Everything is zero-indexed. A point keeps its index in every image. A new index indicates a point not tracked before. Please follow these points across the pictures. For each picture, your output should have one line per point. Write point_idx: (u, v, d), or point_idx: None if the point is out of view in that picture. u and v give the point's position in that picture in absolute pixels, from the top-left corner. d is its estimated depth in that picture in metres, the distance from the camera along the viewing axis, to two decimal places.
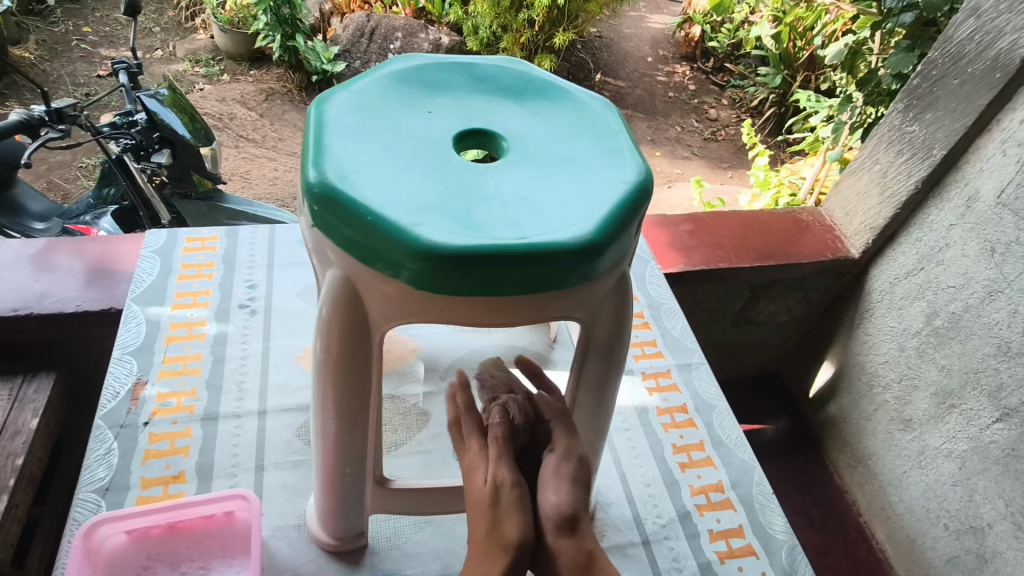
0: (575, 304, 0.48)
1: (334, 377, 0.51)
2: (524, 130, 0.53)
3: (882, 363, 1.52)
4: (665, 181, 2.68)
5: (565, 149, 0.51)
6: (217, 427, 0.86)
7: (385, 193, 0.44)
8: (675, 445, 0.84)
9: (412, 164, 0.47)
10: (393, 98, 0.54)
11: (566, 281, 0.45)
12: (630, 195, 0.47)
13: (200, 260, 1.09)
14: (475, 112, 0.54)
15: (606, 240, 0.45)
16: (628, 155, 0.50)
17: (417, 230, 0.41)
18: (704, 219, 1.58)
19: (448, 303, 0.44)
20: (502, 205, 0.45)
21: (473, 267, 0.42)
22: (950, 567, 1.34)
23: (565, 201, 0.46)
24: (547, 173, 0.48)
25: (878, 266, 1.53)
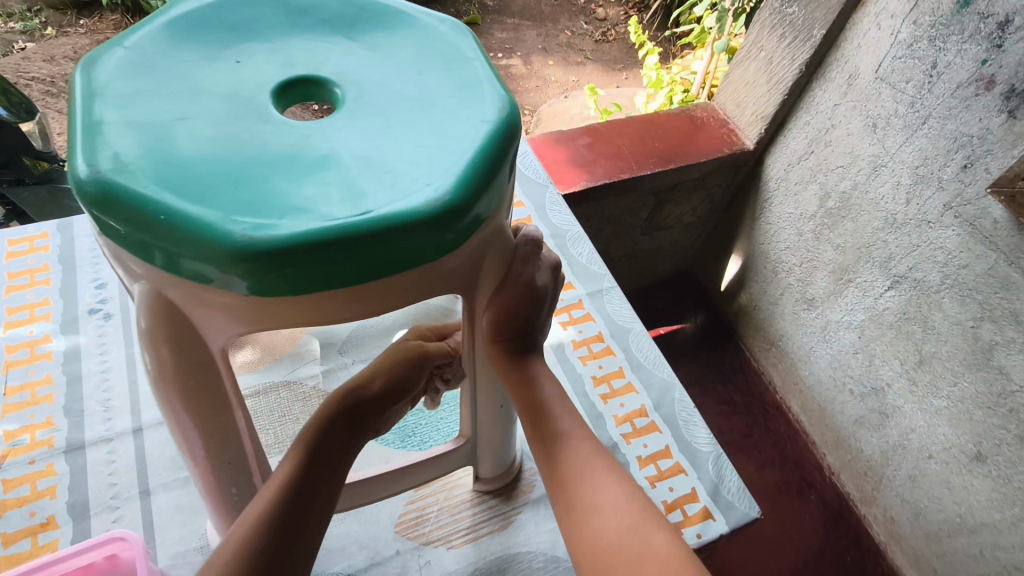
0: (450, 273, 0.42)
1: (181, 402, 0.43)
2: (359, 71, 0.43)
3: (783, 249, 1.58)
4: (561, 91, 2.59)
5: (411, 89, 0.42)
6: (85, 457, 0.76)
7: (180, 180, 0.34)
8: (595, 377, 0.82)
9: (215, 136, 0.38)
10: (188, 50, 0.43)
11: (428, 253, 0.38)
12: (492, 140, 0.40)
13: (31, 265, 0.94)
14: (296, 56, 0.44)
15: (471, 196, 0.38)
16: (485, 86, 0.43)
17: (225, 224, 0.33)
18: (599, 129, 1.51)
19: (297, 302, 0.37)
20: (337, 173, 0.37)
21: (306, 260, 0.34)
22: (858, 426, 1.46)
23: (416, 156, 0.38)
24: (391, 122, 0.40)
25: (771, 154, 1.55)
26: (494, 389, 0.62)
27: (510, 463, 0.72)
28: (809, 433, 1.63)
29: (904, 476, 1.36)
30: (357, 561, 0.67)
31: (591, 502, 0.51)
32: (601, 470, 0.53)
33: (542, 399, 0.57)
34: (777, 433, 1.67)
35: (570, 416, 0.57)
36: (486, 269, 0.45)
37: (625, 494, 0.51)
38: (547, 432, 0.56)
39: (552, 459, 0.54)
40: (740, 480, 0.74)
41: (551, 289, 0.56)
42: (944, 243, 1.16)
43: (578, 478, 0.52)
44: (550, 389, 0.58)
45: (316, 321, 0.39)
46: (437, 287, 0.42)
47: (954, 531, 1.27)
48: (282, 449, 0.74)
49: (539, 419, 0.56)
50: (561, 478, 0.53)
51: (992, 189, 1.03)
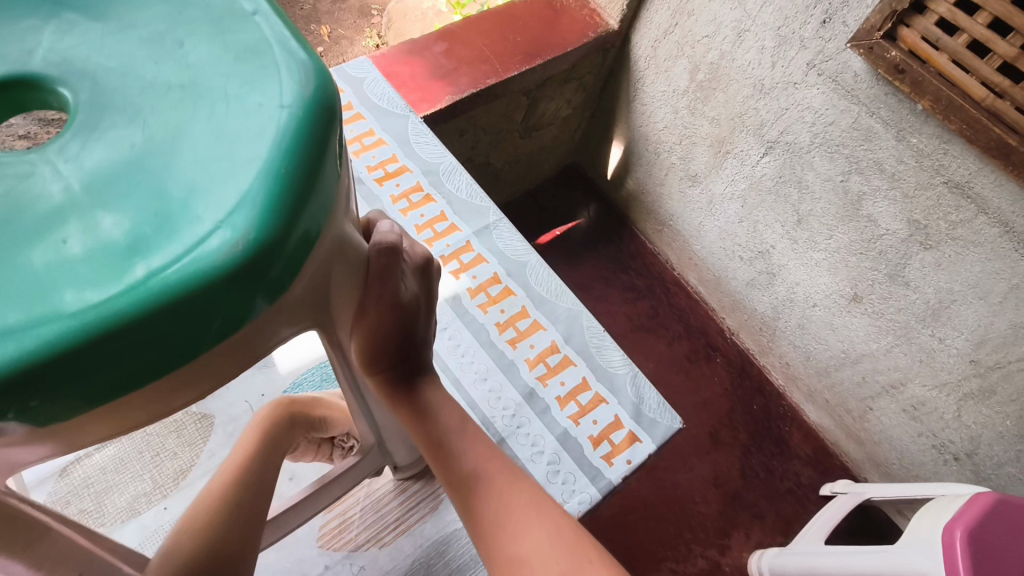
0: (293, 307, 0.33)
1: None
2: (91, 56, 0.31)
3: (661, 130, 1.56)
4: None
5: (170, 73, 0.31)
6: None
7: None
8: (499, 324, 0.77)
9: None
10: None
11: (250, 305, 0.29)
12: (300, 133, 0.30)
13: None
14: None
15: (284, 219, 0.28)
16: (276, 50, 0.32)
17: None
18: (454, 31, 1.36)
19: (86, 416, 0.28)
20: (83, 228, 0.26)
21: (72, 373, 0.25)
22: (750, 288, 1.54)
23: (196, 178, 0.28)
24: (149, 131, 0.29)
25: (637, 31, 1.47)
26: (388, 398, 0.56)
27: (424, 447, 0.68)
28: (708, 302, 1.72)
29: (794, 326, 1.47)
30: None
31: (514, 552, 0.48)
32: (519, 512, 0.50)
33: (440, 432, 0.52)
34: (679, 308, 1.74)
35: (474, 449, 0.53)
36: (339, 299, 0.37)
37: (550, 535, 0.49)
38: (455, 475, 0.51)
39: (466, 506, 0.50)
40: (659, 395, 0.74)
41: (421, 286, 0.50)
42: (810, 102, 1.17)
43: (496, 525, 0.49)
44: (448, 416, 0.53)
45: (127, 425, 0.30)
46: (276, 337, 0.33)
47: (840, 366, 1.40)
48: (166, 494, 0.68)
49: (443, 455, 0.52)
50: (479, 529, 0.49)
51: (851, 44, 1.02)
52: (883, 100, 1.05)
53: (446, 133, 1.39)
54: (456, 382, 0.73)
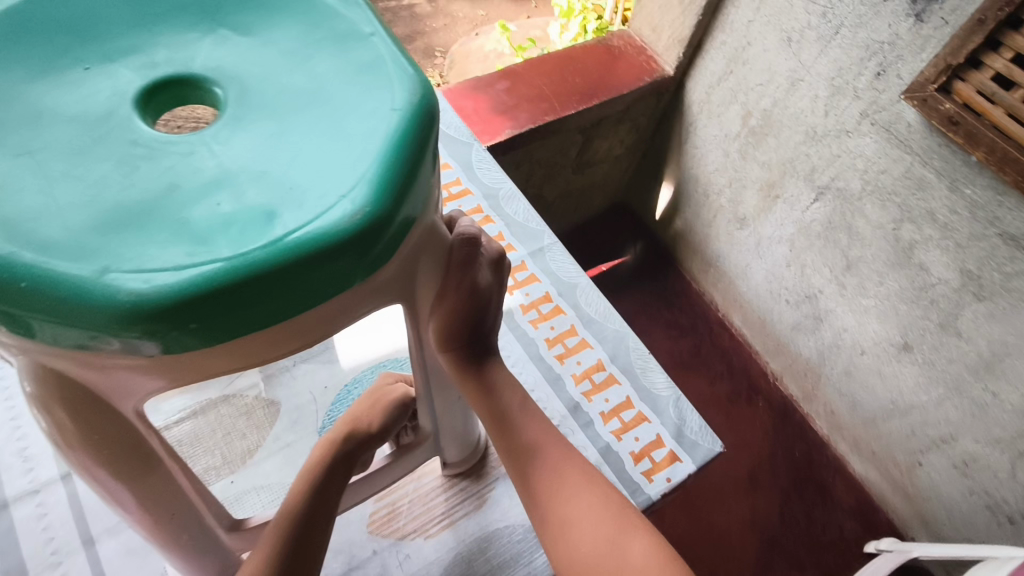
0: (381, 289, 0.38)
1: (99, 471, 0.38)
2: (238, 64, 0.37)
3: (712, 172, 1.59)
4: (470, 28, 2.46)
5: (303, 81, 0.37)
6: (14, 516, 0.64)
7: (35, 237, 0.29)
8: (548, 339, 0.81)
9: (72, 172, 0.31)
10: (15, 62, 0.35)
11: (358, 273, 0.34)
12: (410, 129, 0.35)
13: None
14: (156, 52, 0.37)
15: (392, 202, 0.34)
16: (390, 66, 0.38)
17: (106, 284, 0.28)
18: (517, 71, 1.45)
19: (214, 352, 0.33)
20: (231, 197, 0.32)
21: (215, 311, 0.30)
22: (796, 332, 1.53)
23: (321, 162, 0.33)
24: (285, 125, 0.35)
25: (692, 77, 1.53)
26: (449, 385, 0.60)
27: (475, 444, 0.72)
28: (751, 344, 1.71)
29: (840, 372, 1.45)
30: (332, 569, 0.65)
31: (564, 515, 0.55)
32: (572, 482, 0.57)
33: (504, 406, 0.58)
34: (722, 348, 1.74)
35: (533, 425, 0.59)
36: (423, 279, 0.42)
37: (596, 506, 0.56)
38: (514, 445, 0.58)
39: (525, 473, 0.57)
40: (701, 418, 0.76)
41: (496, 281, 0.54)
42: (863, 150, 1.19)
43: (550, 489, 0.56)
44: (510, 396, 0.59)
45: (236, 367, 0.35)
46: (372, 302, 0.38)
47: (888, 416, 1.37)
48: (233, 469, 0.71)
49: (505, 427, 0.58)
50: (535, 493, 0.57)
51: (905, 94, 1.04)
52: (937, 151, 1.07)
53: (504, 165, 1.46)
54: None
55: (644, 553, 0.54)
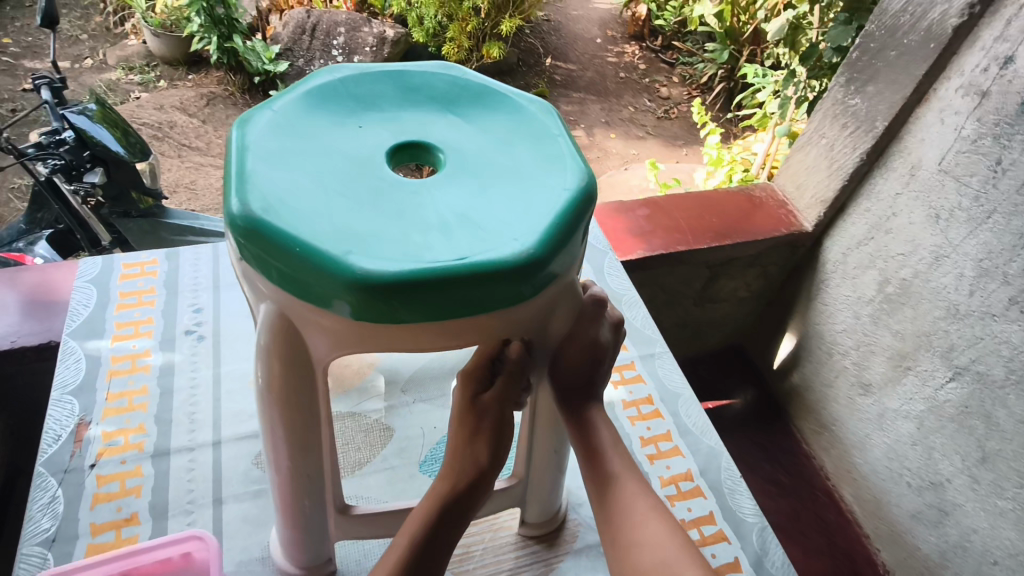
0: (522, 319, 0.47)
1: (278, 414, 0.49)
2: (461, 141, 0.51)
3: (839, 331, 1.56)
4: (622, 164, 2.70)
5: (504, 158, 0.49)
6: (171, 463, 0.74)
7: (313, 222, 0.42)
8: (642, 437, 0.84)
9: (341, 187, 0.45)
10: (320, 116, 0.51)
11: (515, 298, 0.44)
12: (577, 200, 0.46)
13: (140, 286, 0.92)
14: (409, 125, 0.52)
15: (550, 252, 0.43)
16: (569, 160, 0.49)
17: (348, 260, 0.40)
18: (658, 202, 1.58)
19: (395, 331, 0.43)
20: (438, 224, 0.43)
21: (409, 296, 0.41)
22: (915, 522, 1.39)
23: (506, 214, 0.45)
24: (486, 186, 0.47)
25: (831, 237, 1.55)
26: (550, 431, 0.68)
27: (554, 512, 0.76)
28: (862, 526, 1.56)
29: None
30: None
31: (634, 539, 0.57)
32: (645, 510, 0.59)
33: (597, 441, 0.63)
34: (826, 521, 1.60)
35: (619, 458, 0.63)
36: (558, 313, 0.50)
37: (668, 533, 0.56)
38: (599, 473, 0.62)
39: (603, 497, 0.61)
40: (785, 555, 0.74)
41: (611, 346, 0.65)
42: (1009, 337, 1.14)
43: (623, 514, 0.59)
44: (604, 432, 0.64)
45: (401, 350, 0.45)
46: (515, 327, 0.47)
47: None
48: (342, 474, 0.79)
49: (593, 457, 0.63)
50: (610, 517, 0.59)
51: None
52: None
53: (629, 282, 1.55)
54: None
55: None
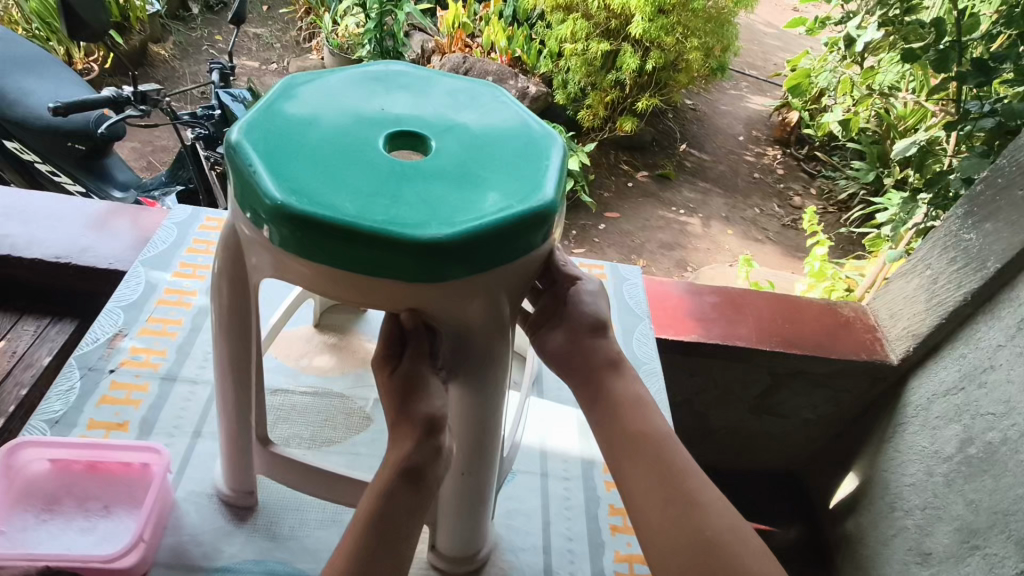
0: (421, 300, 0.55)
1: (223, 321, 0.62)
2: (448, 140, 0.62)
3: (908, 486, 1.34)
4: (725, 259, 2.60)
5: (470, 163, 0.60)
6: (174, 389, 0.80)
7: (283, 159, 0.55)
8: (612, 507, 0.85)
9: (327, 143, 0.58)
10: (359, 96, 0.66)
11: (404, 270, 0.52)
12: (500, 216, 0.54)
13: (212, 238, 1.00)
14: (417, 119, 0.64)
15: (445, 243, 0.51)
16: (519, 184, 0.58)
17: (281, 191, 0.52)
18: (731, 294, 1.52)
19: (304, 266, 0.54)
20: (371, 191, 0.54)
21: (311, 233, 0.51)
22: None
23: (429, 203, 0.54)
24: (437, 178, 0.57)
25: (919, 376, 1.37)
26: (474, 446, 0.68)
27: (474, 551, 0.76)
28: None
29: None
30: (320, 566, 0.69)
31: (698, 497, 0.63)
32: (699, 471, 0.66)
33: (640, 399, 0.72)
34: None
35: (664, 419, 0.70)
36: (473, 310, 0.57)
37: (719, 495, 0.65)
38: (652, 429, 0.68)
39: (662, 453, 0.66)
40: None
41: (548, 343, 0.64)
42: None
43: (682, 471, 0.65)
44: (642, 394, 0.72)
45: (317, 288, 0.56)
46: (428, 305, 0.56)
47: None
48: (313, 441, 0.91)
49: (645, 415, 0.70)
50: (668, 470, 0.65)
51: None
52: None
53: (680, 366, 1.49)
54: (547, 524, 0.83)
55: (764, 550, 0.61)
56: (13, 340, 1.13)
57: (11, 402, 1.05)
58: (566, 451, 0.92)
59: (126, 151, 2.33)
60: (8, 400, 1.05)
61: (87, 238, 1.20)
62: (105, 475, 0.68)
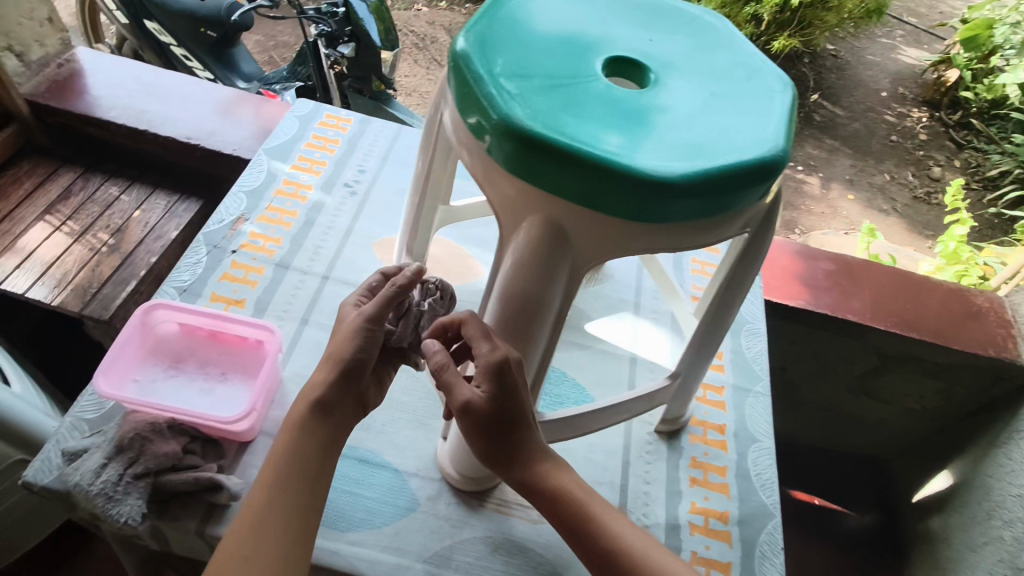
0: (500, 194, 0.49)
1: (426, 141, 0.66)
2: (679, 83, 0.51)
3: (1014, 496, 1.17)
4: (841, 228, 2.40)
5: (668, 110, 0.48)
6: (285, 276, 0.84)
7: (506, 16, 0.53)
8: (694, 458, 0.77)
9: (557, 31, 0.53)
10: (640, 18, 0.57)
11: (502, 156, 0.46)
12: (614, 161, 0.43)
13: (329, 135, 1.01)
14: (668, 56, 0.53)
15: (538, 142, 0.44)
16: (678, 152, 0.45)
17: (469, 32, 0.50)
18: (848, 263, 1.40)
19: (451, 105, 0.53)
20: (536, 75, 0.48)
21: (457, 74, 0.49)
22: None
23: (570, 106, 0.46)
24: (615, 102, 0.48)
25: None
26: (501, 393, 0.58)
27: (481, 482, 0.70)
28: None
29: None
30: (405, 463, 0.72)
31: None
32: None
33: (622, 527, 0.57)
34: None
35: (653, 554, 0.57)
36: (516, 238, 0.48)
37: None
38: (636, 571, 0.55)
39: None
40: None
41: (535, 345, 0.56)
42: None
43: None
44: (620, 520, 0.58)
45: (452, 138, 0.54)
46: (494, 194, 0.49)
47: None
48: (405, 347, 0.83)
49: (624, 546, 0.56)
50: None
51: None
52: None
53: (777, 331, 1.41)
54: (624, 465, 0.76)
55: None
56: (147, 211, 1.22)
57: (142, 268, 1.14)
58: (656, 365, 0.85)
59: (250, 44, 2.40)
60: (139, 267, 1.14)
61: (214, 122, 1.25)
62: (225, 346, 0.73)
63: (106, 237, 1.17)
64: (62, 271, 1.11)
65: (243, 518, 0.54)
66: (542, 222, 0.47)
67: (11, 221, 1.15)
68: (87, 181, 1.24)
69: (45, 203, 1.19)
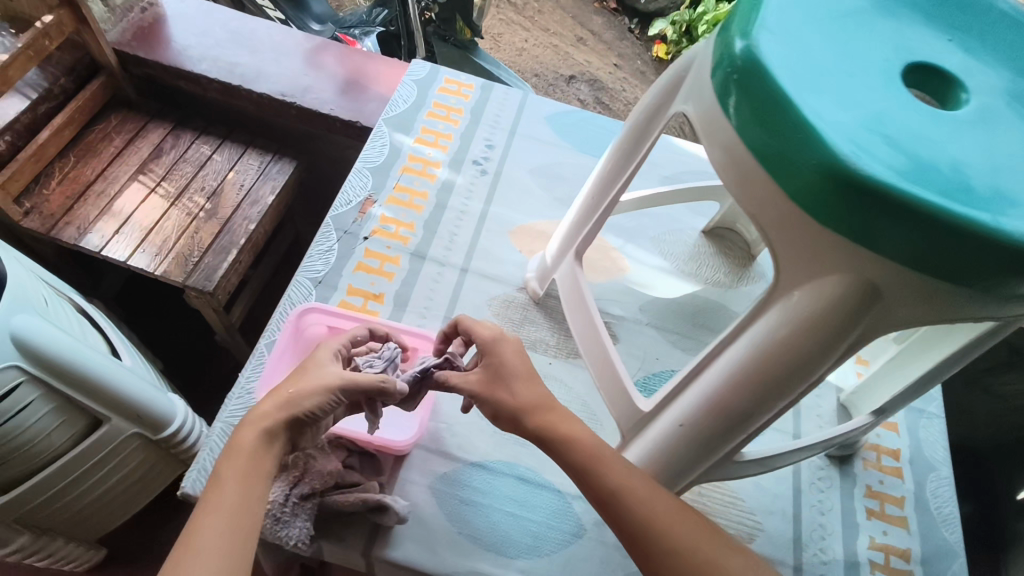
0: (787, 242, 0.40)
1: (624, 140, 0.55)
2: (1002, 111, 0.42)
3: None
4: None
5: (1005, 150, 0.39)
6: (423, 268, 0.77)
7: (794, 8, 0.42)
8: (869, 487, 0.73)
9: (854, 31, 0.43)
10: (929, 15, 0.47)
11: (811, 193, 0.37)
12: (973, 218, 0.35)
13: (451, 103, 0.92)
14: (976, 72, 0.44)
15: (882, 193, 0.35)
16: None
17: (761, 28, 0.40)
18: None
19: (716, 115, 0.42)
20: (852, 97, 0.39)
21: (747, 83, 0.39)
22: None
23: (905, 144, 0.37)
24: (946, 139, 0.39)
25: None
26: (710, 441, 0.52)
27: None
28: None
29: None
30: (568, 484, 0.67)
31: None
32: None
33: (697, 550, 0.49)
34: None
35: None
36: (797, 295, 0.41)
37: None
38: None
39: None
40: None
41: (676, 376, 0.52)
42: None
43: None
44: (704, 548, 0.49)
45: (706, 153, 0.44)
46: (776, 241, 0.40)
47: None
48: (556, 355, 0.74)
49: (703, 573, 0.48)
50: None
51: None
52: None
53: None
54: (796, 492, 0.71)
55: None
56: (241, 173, 1.15)
57: (241, 237, 1.08)
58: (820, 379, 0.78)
59: None
60: (238, 235, 1.09)
61: (308, 78, 1.16)
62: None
63: (202, 201, 1.11)
64: (161, 238, 1.06)
65: (235, 472, 0.48)
66: (843, 280, 0.38)
67: (105, 180, 1.09)
68: (177, 138, 1.17)
69: (137, 162, 1.12)
